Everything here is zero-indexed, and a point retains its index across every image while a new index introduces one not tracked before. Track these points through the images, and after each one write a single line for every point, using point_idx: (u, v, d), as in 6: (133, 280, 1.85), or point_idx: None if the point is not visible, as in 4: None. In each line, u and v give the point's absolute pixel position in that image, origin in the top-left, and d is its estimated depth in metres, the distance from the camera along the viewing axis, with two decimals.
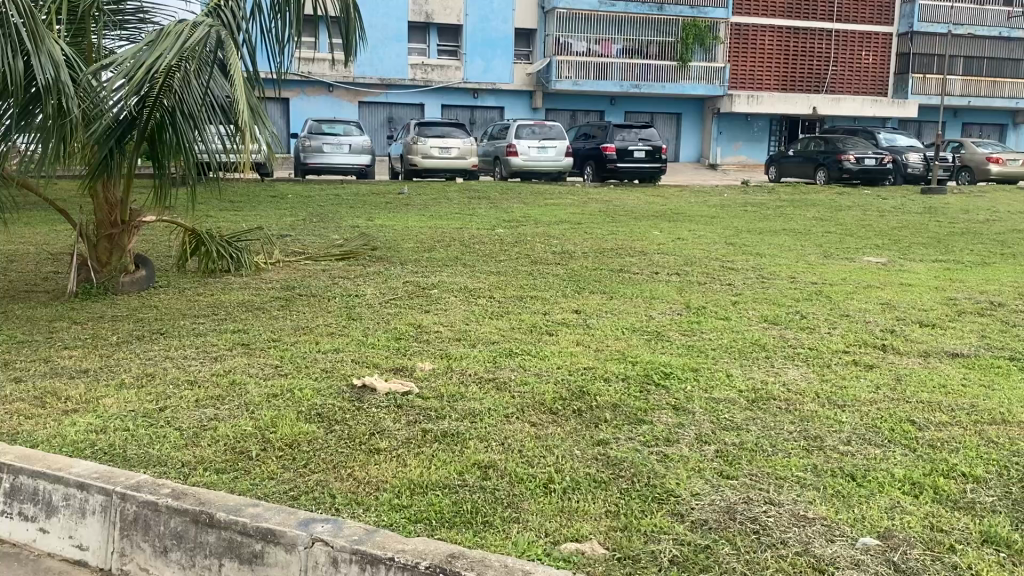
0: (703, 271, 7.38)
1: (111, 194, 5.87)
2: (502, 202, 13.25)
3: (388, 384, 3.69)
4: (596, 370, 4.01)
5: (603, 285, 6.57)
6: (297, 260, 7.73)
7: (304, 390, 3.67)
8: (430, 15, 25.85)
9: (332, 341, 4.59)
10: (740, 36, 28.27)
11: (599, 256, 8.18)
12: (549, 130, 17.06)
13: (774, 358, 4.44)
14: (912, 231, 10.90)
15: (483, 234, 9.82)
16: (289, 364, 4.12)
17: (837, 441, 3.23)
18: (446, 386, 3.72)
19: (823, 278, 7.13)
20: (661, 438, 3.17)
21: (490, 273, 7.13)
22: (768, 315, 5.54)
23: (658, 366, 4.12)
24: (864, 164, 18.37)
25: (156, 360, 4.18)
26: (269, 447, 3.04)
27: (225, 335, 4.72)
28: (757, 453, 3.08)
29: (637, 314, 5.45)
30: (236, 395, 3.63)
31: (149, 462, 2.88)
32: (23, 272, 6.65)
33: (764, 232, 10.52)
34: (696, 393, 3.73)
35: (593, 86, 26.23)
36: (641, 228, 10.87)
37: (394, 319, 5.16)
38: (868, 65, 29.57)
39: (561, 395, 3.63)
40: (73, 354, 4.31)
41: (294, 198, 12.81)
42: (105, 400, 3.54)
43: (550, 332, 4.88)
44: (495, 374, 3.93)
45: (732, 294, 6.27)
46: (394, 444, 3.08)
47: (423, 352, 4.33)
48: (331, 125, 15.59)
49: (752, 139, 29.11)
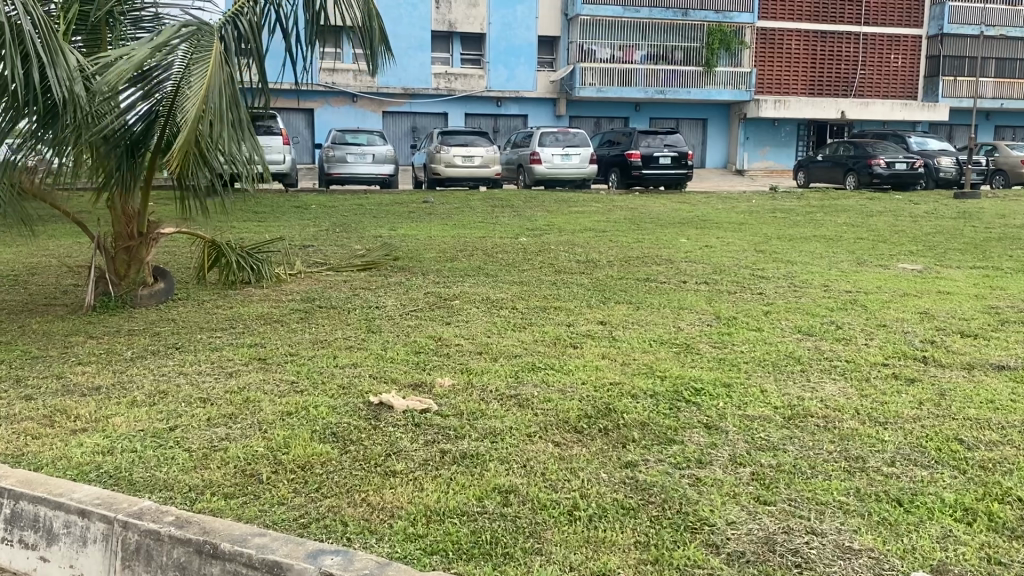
0: (733, 279, 7.18)
1: (129, 206, 5.79)
2: (525, 210, 13.11)
3: (406, 401, 3.54)
4: (623, 386, 3.84)
5: (630, 295, 6.40)
6: (318, 271, 7.63)
7: (319, 408, 3.53)
8: (452, 24, 25.88)
9: (350, 355, 4.46)
10: (766, 40, 27.99)
11: (625, 265, 8.02)
12: (573, 137, 16.88)
13: (810, 371, 4.25)
14: (947, 237, 10.61)
15: (507, 242, 9.68)
16: (306, 379, 4.00)
17: (880, 462, 3.04)
18: (466, 403, 3.57)
19: (857, 286, 6.91)
20: (693, 459, 3.00)
21: (514, 282, 6.99)
22: (802, 326, 5.35)
23: (688, 381, 3.95)
24: (895, 168, 18.07)
25: (169, 376, 4.08)
26: (280, 470, 2.91)
27: (242, 349, 4.61)
28: (795, 475, 2.90)
29: (665, 325, 5.29)
30: (250, 413, 3.50)
31: (155, 486, 2.75)
32: (43, 285, 6.61)
33: (795, 239, 10.29)
34: (729, 410, 3.55)
35: (618, 93, 26.10)
36: (667, 235, 10.68)
37: (414, 332, 5.02)
38: (897, 68, 29.16)
39: (587, 413, 3.47)
40: (86, 370, 4.21)
41: (318, 207, 12.77)
42: (114, 419, 3.43)
43: (575, 344, 4.73)
44: (517, 390, 3.77)
45: (763, 303, 6.08)
46: (412, 465, 2.93)
47: (443, 367, 4.19)
48: (354, 135, 15.54)
49: (779, 144, 28.78)
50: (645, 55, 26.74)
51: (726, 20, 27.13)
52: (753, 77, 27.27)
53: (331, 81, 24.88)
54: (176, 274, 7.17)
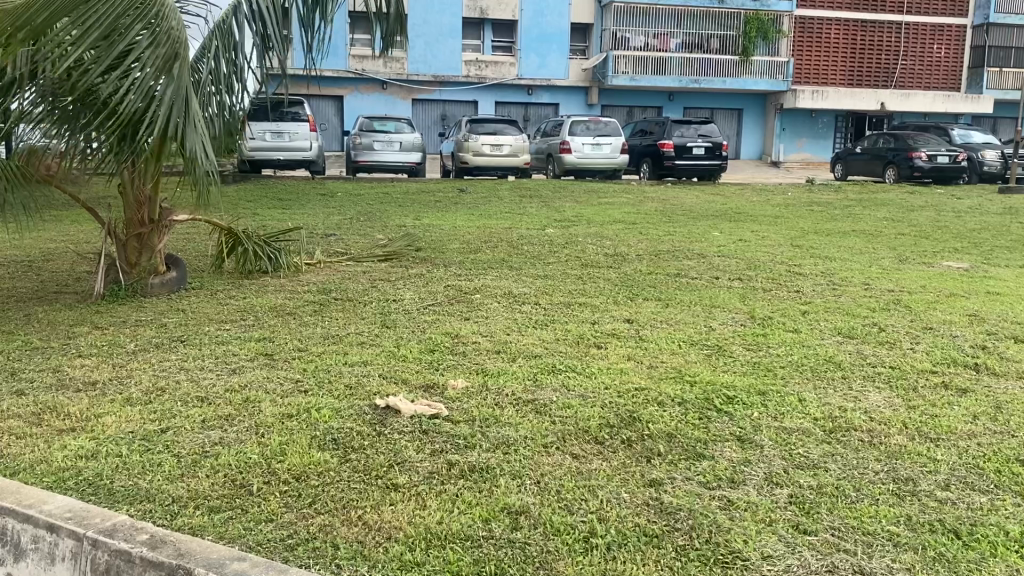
0: (769, 276, 6.85)
1: (140, 192, 5.60)
2: (553, 200, 12.81)
3: (414, 406, 3.30)
4: (648, 392, 3.56)
5: (659, 291, 6.12)
6: (338, 262, 7.41)
7: (321, 411, 3.29)
8: (484, 11, 25.64)
9: (361, 352, 4.22)
10: (804, 29, 27.38)
11: (654, 259, 7.72)
12: (603, 126, 16.54)
13: (853, 379, 3.95)
14: (991, 233, 10.17)
15: (533, 234, 9.41)
16: (312, 379, 3.76)
17: (933, 485, 2.74)
18: (479, 409, 3.32)
19: (901, 285, 6.56)
20: (725, 478, 2.74)
21: (537, 276, 6.73)
22: (843, 327, 5.02)
23: (720, 388, 3.66)
24: (937, 162, 17.47)
25: (169, 372, 3.87)
26: (272, 481, 2.68)
27: (249, 344, 4.40)
28: (838, 499, 2.63)
29: (695, 325, 4.98)
30: (248, 415, 3.28)
31: (136, 497, 2.54)
32: (56, 272, 6.46)
33: (833, 234, 9.90)
34: (764, 422, 3.26)
35: (651, 81, 25.69)
36: (700, 228, 10.35)
37: (431, 328, 4.79)
38: (940, 58, 28.38)
39: (609, 422, 3.20)
40: (85, 364, 4.03)
41: (343, 195, 12.60)
42: (105, 419, 3.23)
43: (599, 345, 4.45)
44: (535, 395, 3.51)
45: (800, 302, 5.77)
46: (415, 479, 2.69)
47: (457, 368, 3.93)
48: (382, 122, 15.31)
49: (816, 136, 28.17)
50: (679, 43, 26.29)
51: (764, 8, 26.51)
52: (790, 67, 26.66)
53: (360, 68, 24.75)
54: (193, 264, 6.98)
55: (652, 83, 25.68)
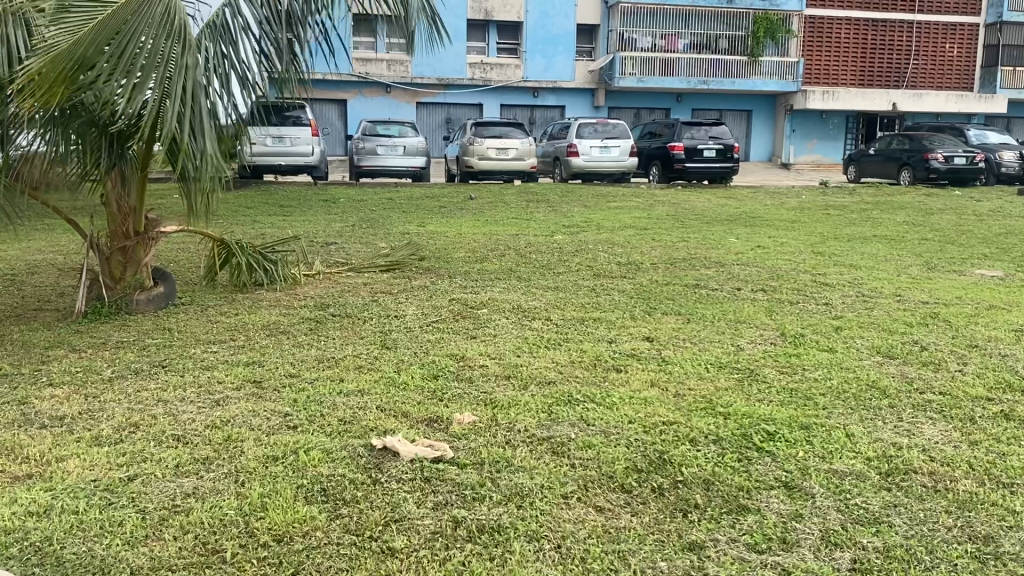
0: (793, 287, 6.46)
1: (124, 201, 5.20)
2: (561, 205, 12.47)
3: (415, 447, 2.91)
4: (678, 427, 3.18)
5: (678, 304, 5.75)
6: (338, 272, 7.05)
7: (310, 452, 2.92)
8: (489, 12, 25.22)
9: (359, 380, 3.84)
10: (814, 29, 26.97)
11: (670, 268, 7.35)
12: (612, 129, 16.15)
13: (903, 409, 3.56)
14: (1018, 238, 9.80)
15: (541, 241, 9.04)
16: (303, 412, 3.38)
17: (1018, 545, 2.36)
18: (488, 449, 2.93)
19: (934, 296, 6.15)
20: (776, 539, 2.37)
21: (547, 288, 6.35)
22: (880, 345, 4.65)
23: (758, 422, 3.28)
24: (953, 163, 17.06)
25: (146, 405, 3.50)
26: (248, 545, 2.31)
27: (236, 369, 4.02)
28: (910, 566, 2.24)
29: (721, 344, 4.60)
30: (228, 458, 2.91)
31: (89, 568, 2.18)
32: (39, 286, 6.09)
33: (854, 239, 9.53)
34: (811, 464, 2.89)
35: (659, 83, 25.29)
36: (716, 233, 9.98)
37: (435, 348, 4.43)
38: (952, 57, 27.93)
39: (636, 466, 2.82)
40: (55, 395, 3.65)
41: (346, 201, 12.25)
42: (67, 463, 2.87)
43: (619, 368, 4.08)
44: (550, 432, 3.12)
45: (831, 316, 5.39)
46: (415, 543, 2.31)
47: (463, 398, 3.54)
48: (385, 126, 14.94)
49: (827, 137, 27.75)
50: (687, 44, 25.89)
51: (773, 8, 26.12)
52: (800, 67, 26.25)
53: (364, 71, 24.41)
54: (185, 277, 6.61)
55: (659, 84, 25.29)
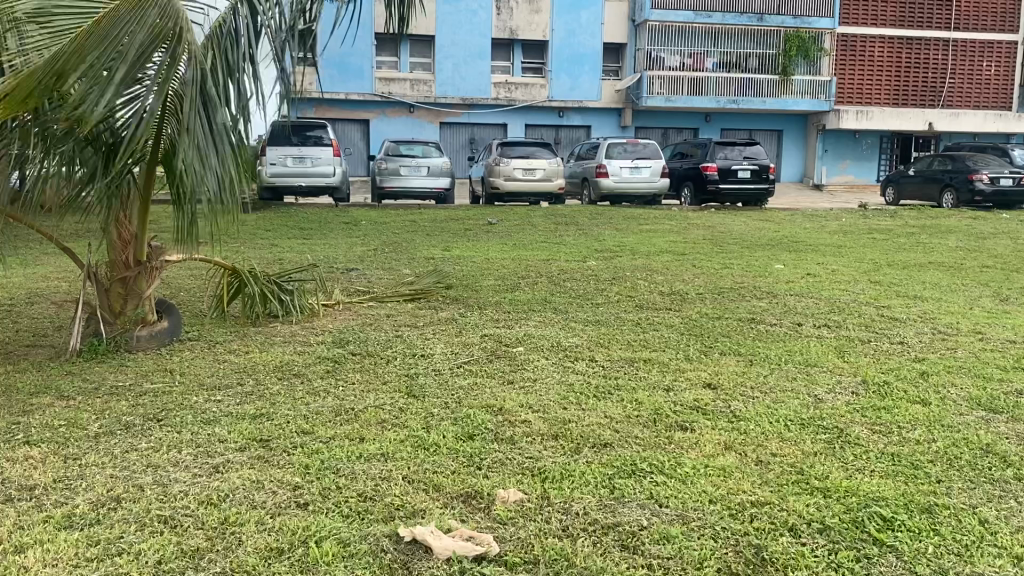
0: (859, 321, 5.87)
1: (124, 229, 4.68)
2: (592, 228, 11.97)
3: (453, 540, 2.35)
4: (774, 512, 2.60)
5: (736, 342, 5.17)
6: (360, 301, 6.53)
7: (323, 544, 2.37)
8: (513, 31, 24.77)
9: (382, 438, 3.29)
10: (847, 47, 26.36)
11: (717, 299, 6.78)
12: (642, 148, 15.60)
13: None
14: None
15: (574, 267, 8.52)
16: (317, 484, 2.83)
17: None
18: (544, 543, 2.37)
19: (1019, 333, 5.53)
20: None
21: (588, 322, 5.80)
22: (977, 394, 4.06)
23: (871, 503, 2.69)
24: (1000, 185, 16.40)
25: (132, 473, 2.95)
26: None
27: (242, 424, 3.48)
28: None
29: (796, 394, 4.01)
30: (223, 552, 2.35)
31: None
32: (35, 320, 5.59)
33: (909, 266, 8.93)
34: (951, 567, 2.30)
35: (687, 102, 24.70)
36: (759, 259, 9.41)
37: (467, 398, 3.87)
38: (989, 76, 27.19)
39: (732, 570, 2.26)
40: (31, 457, 3.13)
41: (368, 223, 11.79)
42: (26, 555, 2.34)
43: (684, 425, 3.50)
44: (617, 517, 2.55)
45: (910, 356, 4.83)
46: None
47: (504, 467, 2.97)
48: (409, 146, 14.47)
49: (859, 158, 27.08)
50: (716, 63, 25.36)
51: (805, 25, 25.57)
52: (832, 86, 25.66)
53: (388, 91, 24.07)
54: (193, 308, 6.10)
55: (688, 103, 24.70)
